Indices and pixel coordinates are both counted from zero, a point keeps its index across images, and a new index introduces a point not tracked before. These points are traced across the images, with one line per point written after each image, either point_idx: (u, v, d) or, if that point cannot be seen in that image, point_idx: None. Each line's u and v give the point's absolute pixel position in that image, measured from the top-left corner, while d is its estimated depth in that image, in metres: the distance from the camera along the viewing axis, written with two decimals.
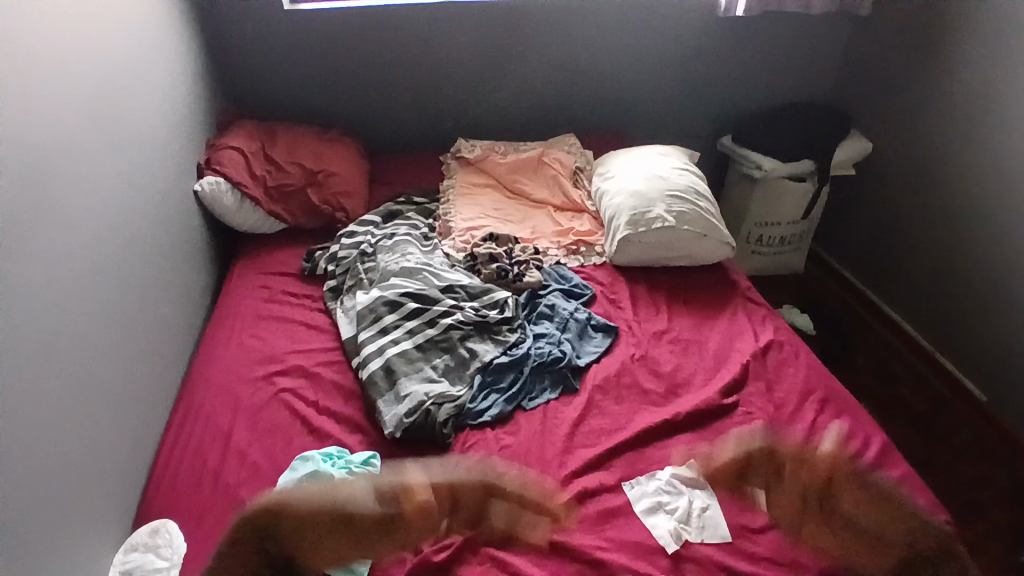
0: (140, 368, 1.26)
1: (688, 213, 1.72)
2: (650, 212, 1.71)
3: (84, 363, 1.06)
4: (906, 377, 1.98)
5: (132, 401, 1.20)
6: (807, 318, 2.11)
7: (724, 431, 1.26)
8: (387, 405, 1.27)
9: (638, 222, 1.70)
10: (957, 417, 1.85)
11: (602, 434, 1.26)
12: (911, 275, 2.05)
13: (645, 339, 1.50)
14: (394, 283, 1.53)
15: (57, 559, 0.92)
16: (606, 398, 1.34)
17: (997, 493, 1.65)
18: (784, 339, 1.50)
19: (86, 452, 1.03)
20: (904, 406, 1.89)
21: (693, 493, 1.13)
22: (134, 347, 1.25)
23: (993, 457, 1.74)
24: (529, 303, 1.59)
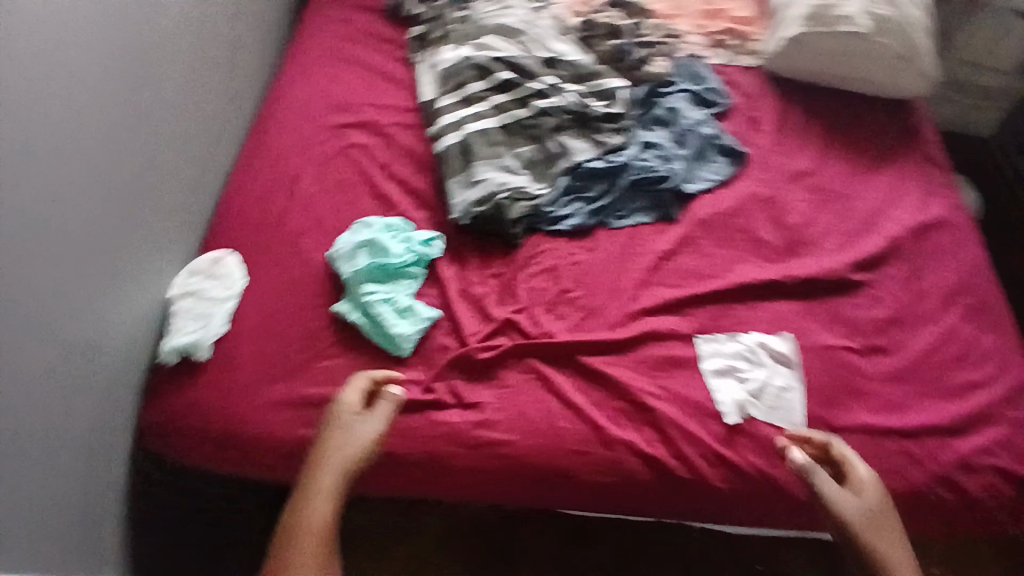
0: (205, 91, 1.14)
1: (892, 20, 1.25)
2: (839, 8, 1.26)
3: (140, 72, 0.93)
4: None
5: (195, 127, 1.11)
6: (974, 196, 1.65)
7: (838, 313, 1.10)
8: (458, 188, 1.13)
9: (817, 21, 1.27)
10: None
11: (691, 276, 1.10)
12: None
13: (777, 178, 1.23)
14: (490, 45, 1.27)
15: (115, 275, 0.91)
16: (708, 237, 1.15)
17: None
18: (956, 220, 1.21)
19: (145, 174, 0.97)
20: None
21: (775, 369, 1.03)
22: (198, 67, 1.11)
23: None
24: (645, 103, 1.27)
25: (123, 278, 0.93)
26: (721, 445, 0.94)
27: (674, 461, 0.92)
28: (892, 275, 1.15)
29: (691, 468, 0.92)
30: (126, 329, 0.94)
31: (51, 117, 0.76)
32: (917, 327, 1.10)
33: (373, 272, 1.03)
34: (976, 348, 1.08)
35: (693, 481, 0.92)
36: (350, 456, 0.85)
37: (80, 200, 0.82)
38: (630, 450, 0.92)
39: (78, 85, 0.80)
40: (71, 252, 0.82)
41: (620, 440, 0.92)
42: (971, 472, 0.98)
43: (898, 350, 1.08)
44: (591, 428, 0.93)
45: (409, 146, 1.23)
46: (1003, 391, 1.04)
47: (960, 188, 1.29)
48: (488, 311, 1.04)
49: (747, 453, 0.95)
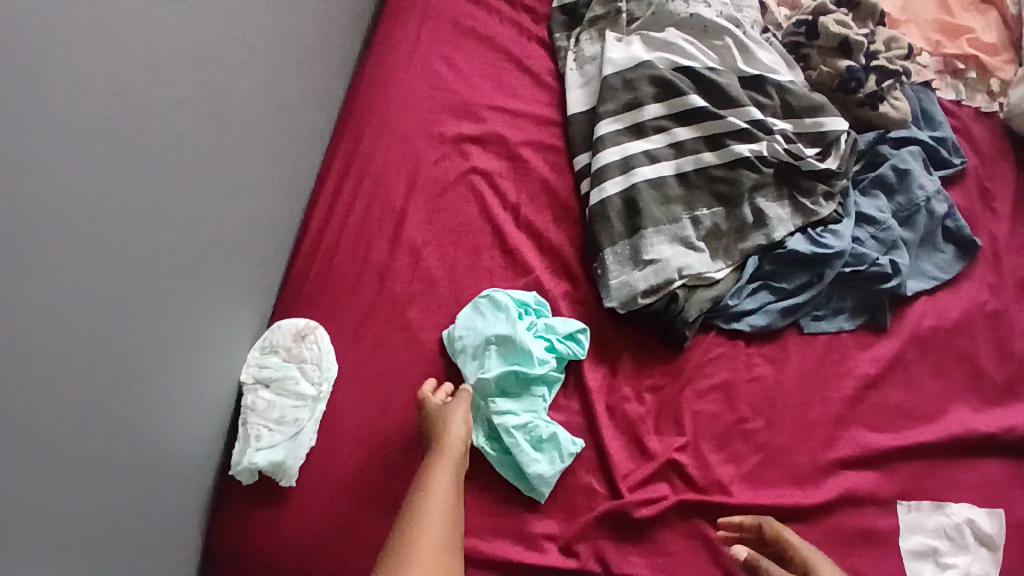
0: (273, 88, 0.83)
1: None
2: None
3: (170, 95, 0.63)
4: None
5: (266, 141, 0.82)
6: None
7: None
8: (618, 262, 0.85)
9: None
10: None
11: (895, 415, 0.87)
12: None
13: (1009, 284, 0.95)
14: (675, 47, 0.94)
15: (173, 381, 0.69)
16: (919, 360, 0.90)
17: None
18: None
19: (193, 236, 0.70)
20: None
21: (983, 554, 0.83)
22: (264, 55, 0.79)
23: None
24: (865, 154, 0.95)
25: (178, 387, 0.70)
26: None
27: None
28: None
29: None
30: (192, 441, 0.73)
31: (25, 216, 0.49)
32: None
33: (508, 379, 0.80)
34: None
35: None
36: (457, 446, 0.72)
37: (95, 318, 0.57)
38: None
39: (57, 147, 0.51)
40: (92, 393, 0.57)
41: None
42: None
43: None
44: None
45: (549, 180, 0.92)
46: None
47: None
48: (645, 443, 0.81)
49: None
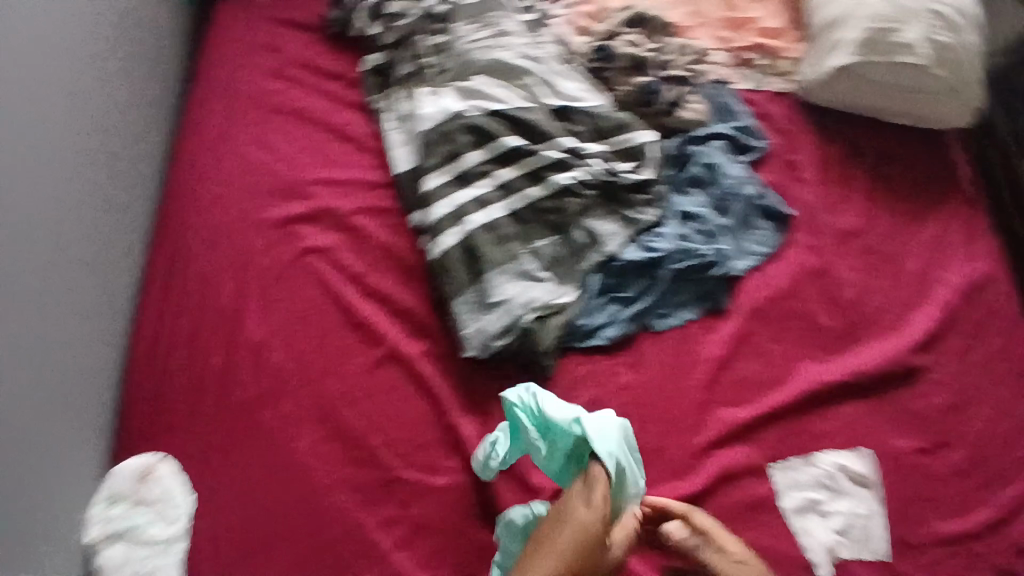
0: (78, 225, 0.82)
1: (951, 51, 1.09)
2: (900, 34, 1.08)
3: None
4: None
5: (76, 283, 0.82)
6: None
7: (901, 406, 0.98)
8: (470, 310, 0.88)
9: (873, 48, 1.08)
10: None
11: (752, 387, 0.94)
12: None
13: (828, 243, 1.06)
14: (483, 92, 0.98)
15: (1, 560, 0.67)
16: (763, 331, 0.98)
17: None
18: (998, 273, 1.10)
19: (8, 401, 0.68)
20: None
21: (855, 494, 0.91)
22: (60, 197, 0.78)
23: None
24: (676, 157, 1.04)
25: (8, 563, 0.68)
26: None
27: None
28: (948, 350, 1.03)
29: None
30: None
31: None
32: (984, 408, 0.99)
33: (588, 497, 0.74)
34: None
35: None
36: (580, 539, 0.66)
37: None
38: None
39: None
40: None
41: None
42: None
43: (968, 444, 0.96)
44: None
45: (387, 244, 0.95)
46: None
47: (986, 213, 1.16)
48: (532, 480, 0.83)
49: None
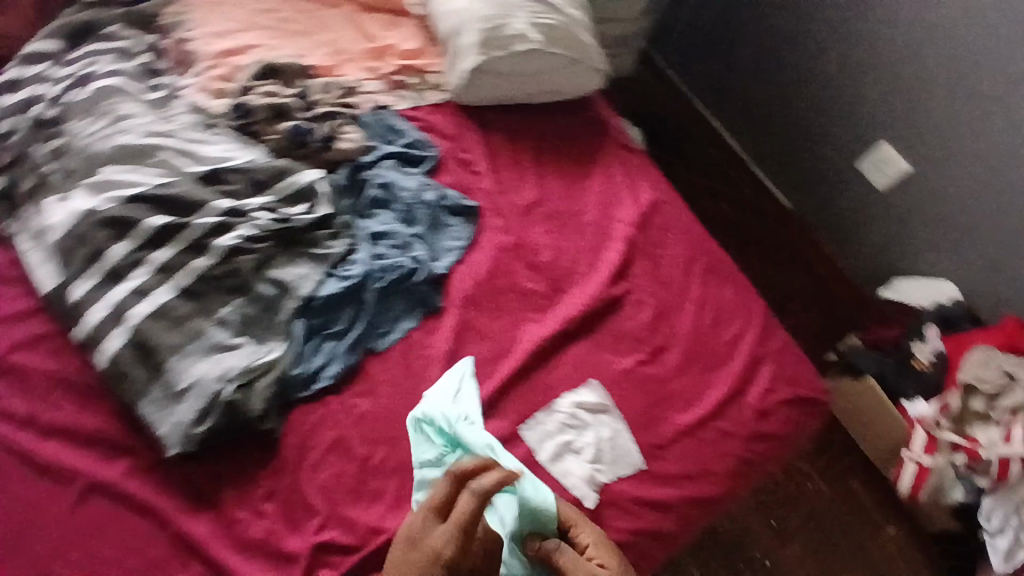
0: None
1: (557, 29, 1.25)
2: (506, 27, 1.23)
3: None
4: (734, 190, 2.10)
5: None
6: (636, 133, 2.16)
7: (617, 330, 1.12)
8: (158, 406, 0.85)
9: (491, 44, 1.22)
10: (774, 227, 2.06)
11: (480, 366, 1.02)
12: (762, 92, 2.02)
13: (515, 218, 1.18)
14: (112, 180, 0.95)
15: None
16: (480, 314, 1.06)
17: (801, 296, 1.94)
18: (662, 196, 1.31)
19: None
20: (718, 219, 2.03)
21: (599, 421, 1.01)
22: None
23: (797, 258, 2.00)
24: (349, 185, 1.10)
25: None
26: None
27: None
28: (639, 273, 1.19)
29: None
30: None
31: None
32: (679, 309, 1.17)
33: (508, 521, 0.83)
34: (722, 306, 1.20)
35: None
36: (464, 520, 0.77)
37: None
38: None
39: None
40: None
41: None
42: (770, 416, 1.09)
43: (676, 341, 1.13)
44: None
45: (57, 373, 0.88)
46: (755, 334, 1.17)
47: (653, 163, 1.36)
48: (284, 549, 0.82)
49: (615, 522, 0.95)
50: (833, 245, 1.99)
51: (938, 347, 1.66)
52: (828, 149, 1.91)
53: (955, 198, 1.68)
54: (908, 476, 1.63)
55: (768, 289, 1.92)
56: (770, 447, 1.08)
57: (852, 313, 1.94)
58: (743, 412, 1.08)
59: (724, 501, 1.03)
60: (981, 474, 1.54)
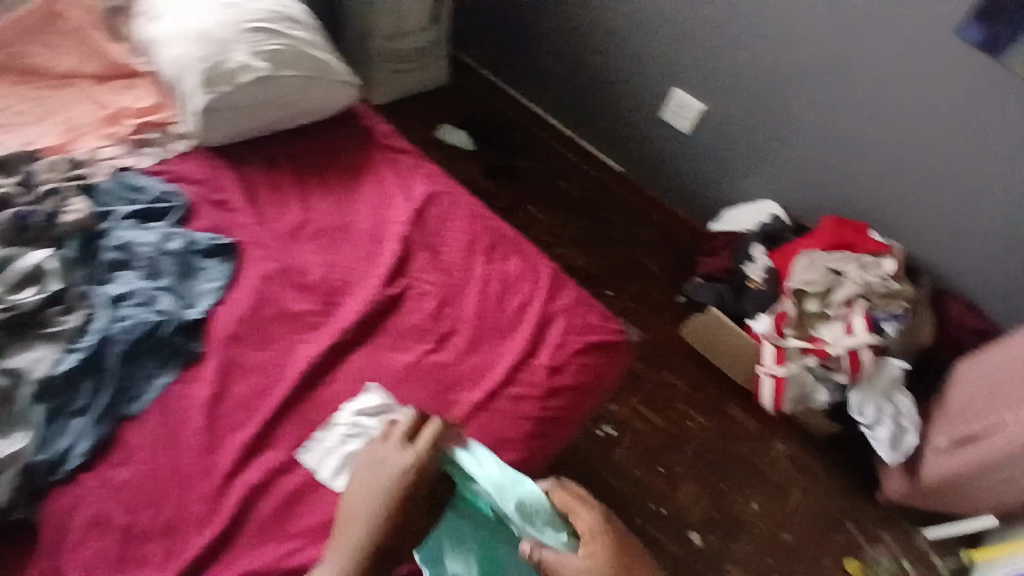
0: None
1: (281, 54, 1.30)
2: (226, 62, 1.25)
3: None
4: (565, 168, 2.26)
5: None
6: (463, 134, 2.28)
7: (401, 326, 1.12)
8: None
9: (215, 82, 1.24)
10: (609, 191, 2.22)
11: (250, 401, 1.04)
12: (564, 74, 2.19)
13: (275, 244, 1.21)
14: None
15: None
16: (245, 349, 1.09)
17: (645, 246, 2.12)
18: (440, 187, 1.32)
19: None
20: (557, 195, 2.21)
21: (382, 423, 1.02)
22: None
23: (637, 216, 2.18)
24: (85, 252, 1.10)
25: None
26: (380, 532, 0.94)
27: None
28: (420, 267, 1.20)
29: None
30: None
31: None
32: (465, 289, 1.19)
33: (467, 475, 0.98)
34: (509, 277, 1.22)
35: None
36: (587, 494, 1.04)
37: None
38: None
39: None
40: None
41: None
42: (562, 370, 1.13)
43: (463, 323, 1.14)
44: None
45: None
46: (542, 294, 1.20)
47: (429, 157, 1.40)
48: None
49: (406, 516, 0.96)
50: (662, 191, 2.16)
51: (766, 263, 1.77)
52: (631, 108, 2.08)
53: (742, 125, 1.86)
54: (769, 389, 1.66)
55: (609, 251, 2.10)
56: (568, 400, 1.11)
57: (690, 243, 2.13)
58: (535, 373, 1.11)
59: (524, 466, 1.06)
60: (835, 370, 1.61)
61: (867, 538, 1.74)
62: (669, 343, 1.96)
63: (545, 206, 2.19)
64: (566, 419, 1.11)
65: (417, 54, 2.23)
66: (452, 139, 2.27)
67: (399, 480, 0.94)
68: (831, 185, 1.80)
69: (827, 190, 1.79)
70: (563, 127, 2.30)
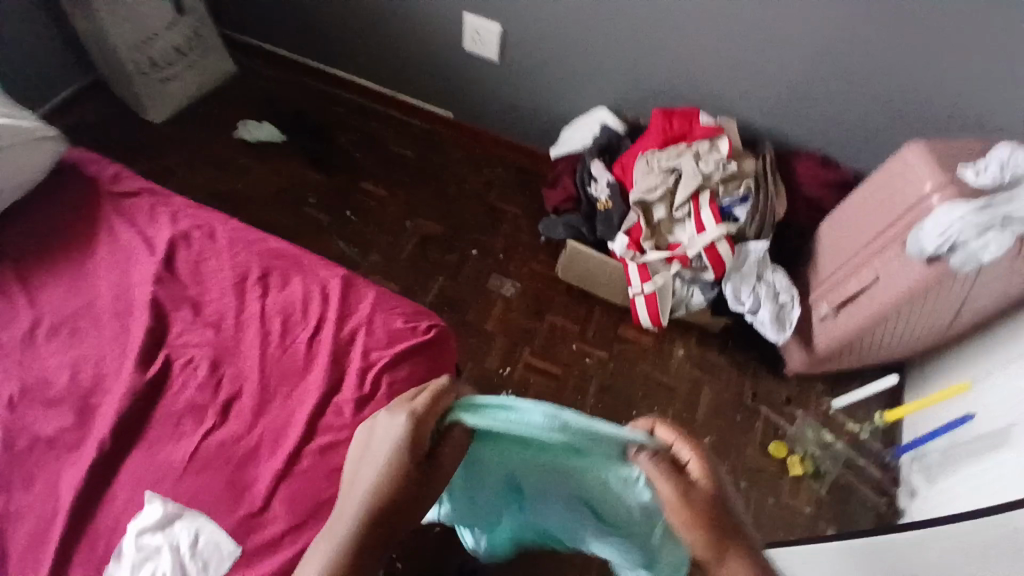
0: None
1: None
2: None
3: None
4: (390, 133, 2.11)
5: None
6: (267, 127, 2.03)
7: (173, 410, 0.95)
8: None
9: None
10: (443, 143, 2.11)
11: (28, 554, 0.87)
12: (352, 34, 2.00)
13: (12, 357, 1.02)
14: None
15: None
16: (4, 498, 0.92)
17: (495, 189, 2.03)
18: (190, 224, 1.14)
19: None
20: (389, 163, 2.05)
21: (172, 533, 0.87)
22: None
23: (478, 160, 2.08)
24: None
25: None
26: None
27: None
28: (183, 329, 1.03)
29: None
30: None
31: None
32: (240, 337, 1.02)
33: (496, 418, 0.76)
34: (292, 304, 1.06)
35: None
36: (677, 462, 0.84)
37: None
38: None
39: None
40: None
41: None
42: (373, 395, 0.97)
43: (247, 381, 0.98)
44: None
45: None
46: (332, 313, 1.04)
47: (176, 192, 1.21)
48: None
49: None
50: (501, 129, 2.06)
51: (608, 179, 1.69)
52: (434, 55, 1.94)
53: (542, 38, 1.75)
54: (643, 309, 1.61)
55: (460, 207, 1.99)
56: None
57: (537, 174, 2.07)
58: (343, 410, 0.96)
59: None
60: (700, 269, 1.59)
61: (786, 417, 1.71)
62: (545, 283, 1.87)
63: (383, 178, 2.02)
64: None
65: (182, 55, 1.96)
66: (257, 135, 2.02)
67: (393, 451, 0.80)
68: (646, 77, 1.70)
69: (643, 82, 1.72)
70: (376, 88, 2.12)
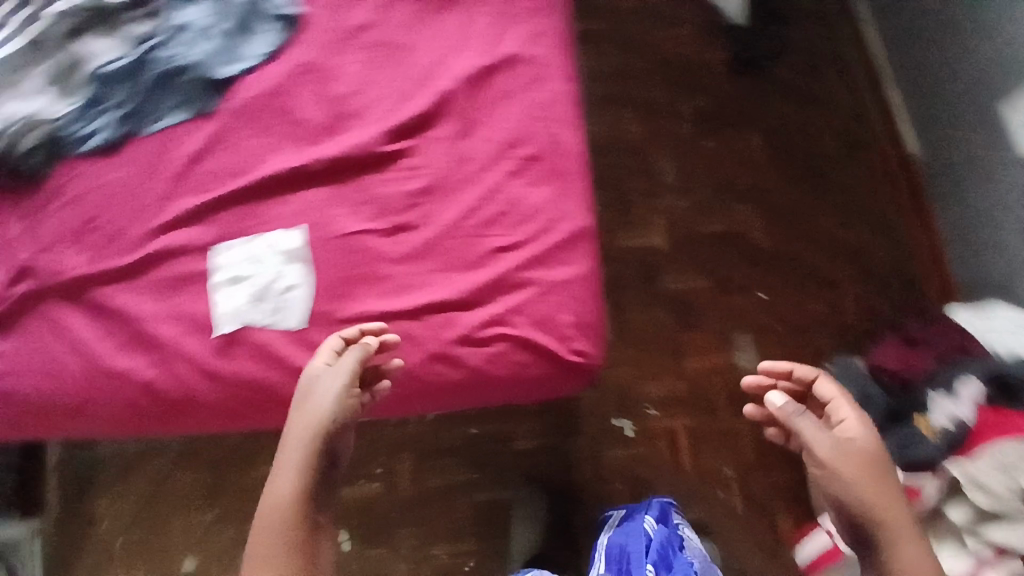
0: None
1: None
2: None
3: None
4: (846, 108, 1.63)
5: None
6: None
7: (370, 192, 1.00)
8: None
9: None
10: (875, 174, 1.58)
11: (221, 176, 1.03)
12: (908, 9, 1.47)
13: (333, 38, 1.07)
14: None
15: None
16: (244, 127, 1.05)
17: (860, 268, 1.53)
18: (536, 57, 1.03)
19: None
20: (800, 140, 1.61)
21: (288, 267, 0.98)
22: None
23: (884, 227, 1.55)
24: None
25: None
26: (218, 357, 0.97)
27: (172, 381, 0.97)
28: (439, 137, 1.01)
29: (189, 383, 0.97)
30: None
31: None
32: (452, 195, 0.98)
33: None
34: (518, 206, 0.96)
35: (189, 399, 0.97)
36: (876, 491, 0.78)
37: None
38: (126, 375, 0.97)
39: None
40: None
41: (118, 368, 0.97)
42: (476, 345, 0.94)
43: (428, 224, 0.98)
44: (98, 365, 0.97)
45: None
46: (529, 254, 0.94)
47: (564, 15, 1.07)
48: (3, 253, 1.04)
49: (246, 360, 0.97)
50: (942, 226, 1.49)
51: (963, 412, 1.10)
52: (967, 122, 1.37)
53: None
54: (812, 548, 1.21)
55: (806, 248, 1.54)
56: (460, 378, 0.94)
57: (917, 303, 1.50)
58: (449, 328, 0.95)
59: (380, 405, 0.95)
60: (376, 389, 0.90)
61: None
62: None
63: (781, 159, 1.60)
64: (439, 395, 0.95)
65: None
66: None
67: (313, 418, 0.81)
68: None
69: None
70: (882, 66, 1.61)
